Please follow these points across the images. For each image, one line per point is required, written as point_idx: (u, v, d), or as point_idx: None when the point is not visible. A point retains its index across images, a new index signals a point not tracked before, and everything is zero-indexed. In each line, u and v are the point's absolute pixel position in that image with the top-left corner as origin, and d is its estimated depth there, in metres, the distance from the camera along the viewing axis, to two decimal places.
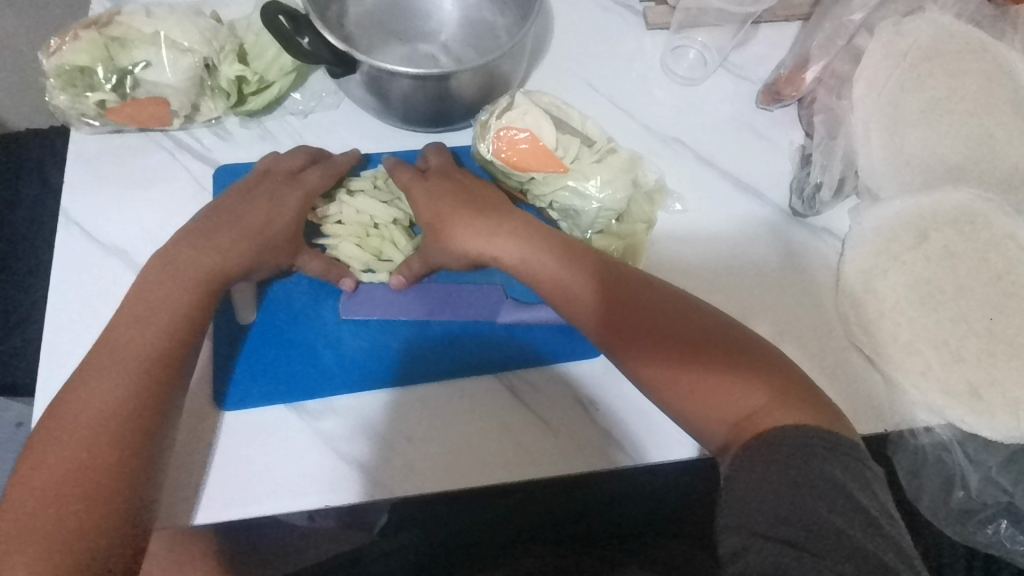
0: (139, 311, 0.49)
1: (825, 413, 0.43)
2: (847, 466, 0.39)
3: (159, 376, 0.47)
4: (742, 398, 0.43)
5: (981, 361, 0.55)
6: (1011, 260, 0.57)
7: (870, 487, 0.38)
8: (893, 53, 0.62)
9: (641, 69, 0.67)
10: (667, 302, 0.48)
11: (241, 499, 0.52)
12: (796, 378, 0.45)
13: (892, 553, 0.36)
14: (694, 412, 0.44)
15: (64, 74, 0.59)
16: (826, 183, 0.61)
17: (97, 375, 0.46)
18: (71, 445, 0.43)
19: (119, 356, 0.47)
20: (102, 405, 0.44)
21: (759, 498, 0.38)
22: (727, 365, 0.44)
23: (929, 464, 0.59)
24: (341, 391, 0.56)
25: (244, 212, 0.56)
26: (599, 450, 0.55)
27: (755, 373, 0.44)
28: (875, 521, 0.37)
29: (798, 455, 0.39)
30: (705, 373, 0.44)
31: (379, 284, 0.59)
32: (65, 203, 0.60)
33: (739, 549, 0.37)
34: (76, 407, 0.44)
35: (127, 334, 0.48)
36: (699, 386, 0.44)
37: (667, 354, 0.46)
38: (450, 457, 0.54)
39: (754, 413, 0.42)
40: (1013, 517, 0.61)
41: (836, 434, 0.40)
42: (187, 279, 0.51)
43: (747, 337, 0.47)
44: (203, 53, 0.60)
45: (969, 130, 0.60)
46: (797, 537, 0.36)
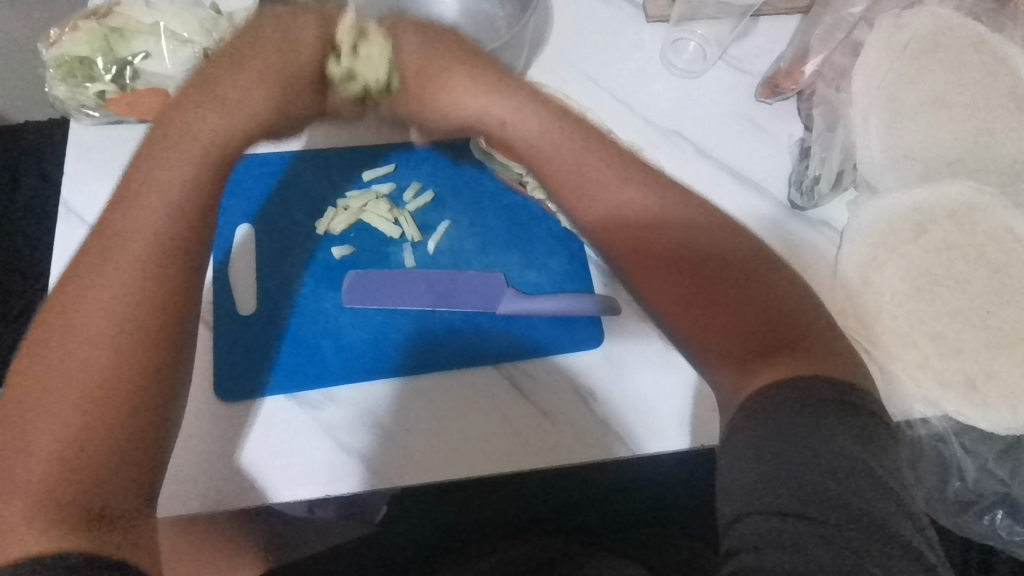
0: (126, 221, 0.43)
1: (848, 367, 0.42)
2: (855, 429, 0.38)
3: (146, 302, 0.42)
4: (760, 339, 0.44)
5: (979, 354, 0.55)
6: (1009, 252, 0.57)
7: (880, 448, 0.38)
8: (893, 45, 0.62)
9: (641, 61, 0.67)
10: (709, 242, 0.48)
11: (239, 490, 0.52)
12: (830, 338, 0.44)
13: (901, 515, 0.36)
14: (710, 346, 0.46)
15: (64, 65, 0.60)
16: (825, 175, 0.62)
17: (82, 302, 0.41)
18: (57, 388, 0.39)
19: (103, 280, 0.42)
20: (89, 341, 0.40)
21: (758, 466, 0.38)
22: (754, 308, 0.45)
23: (926, 456, 0.59)
24: (340, 382, 0.57)
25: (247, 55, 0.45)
26: (599, 441, 0.55)
27: (779, 324, 0.45)
28: (884, 486, 0.37)
29: (806, 417, 0.39)
30: (730, 313, 0.46)
31: (378, 274, 0.59)
32: (65, 194, 0.60)
33: (738, 516, 0.37)
34: (59, 341, 0.40)
35: (110, 255, 0.42)
36: (721, 323, 0.46)
37: (694, 287, 0.47)
38: (452, 443, 0.55)
39: (771, 353, 0.43)
40: (1009, 508, 0.62)
41: (848, 389, 0.40)
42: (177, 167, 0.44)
43: (790, 292, 0.47)
44: (202, 44, 0.60)
45: (967, 124, 0.60)
46: (798, 505, 0.36)
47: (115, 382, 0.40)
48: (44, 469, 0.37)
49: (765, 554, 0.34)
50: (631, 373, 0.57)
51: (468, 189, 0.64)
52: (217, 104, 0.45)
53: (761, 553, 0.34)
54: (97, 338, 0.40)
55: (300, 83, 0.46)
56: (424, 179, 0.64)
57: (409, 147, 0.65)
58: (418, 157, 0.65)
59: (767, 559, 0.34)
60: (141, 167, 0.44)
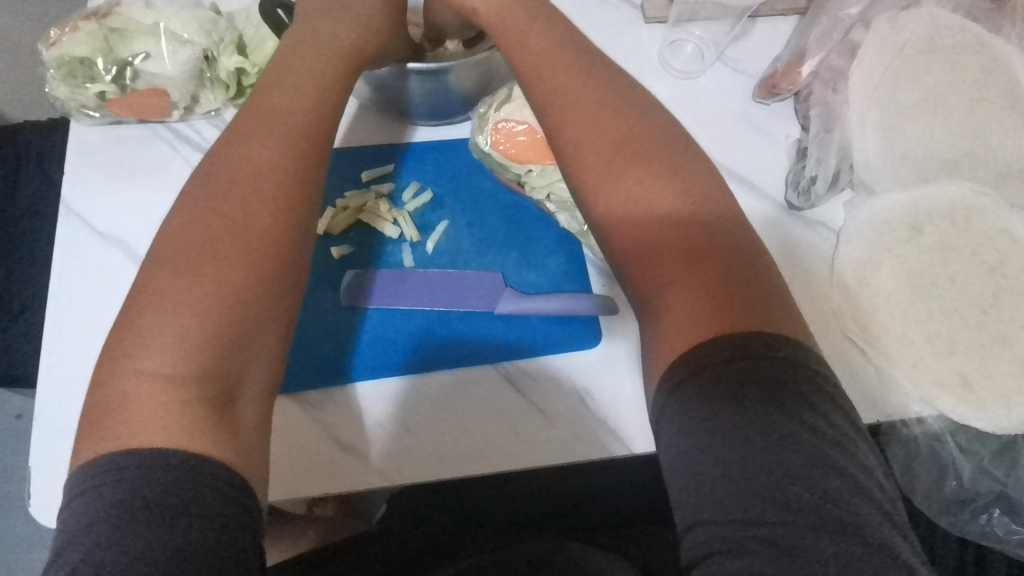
0: (250, 151, 0.46)
1: (746, 313, 0.40)
2: (804, 413, 0.36)
3: (261, 221, 0.44)
4: (665, 270, 0.43)
5: (974, 353, 0.56)
6: (1005, 252, 0.57)
7: (823, 421, 0.37)
8: (889, 47, 0.62)
9: (640, 62, 0.68)
10: (646, 177, 0.46)
11: None
12: (747, 283, 0.41)
13: (852, 494, 0.35)
14: (624, 268, 0.46)
15: (65, 66, 0.60)
16: (821, 176, 0.62)
17: (202, 217, 0.43)
18: (185, 292, 0.40)
19: (225, 202, 0.44)
20: (212, 251, 0.42)
21: (710, 463, 0.36)
22: (671, 240, 0.44)
23: (922, 456, 0.60)
24: (341, 382, 0.57)
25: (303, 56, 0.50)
26: (595, 439, 0.55)
27: (690, 257, 0.43)
28: (841, 471, 0.35)
29: (752, 403, 0.37)
30: (643, 240, 0.45)
31: (376, 274, 0.60)
32: (65, 193, 0.60)
33: (696, 520, 0.36)
34: (180, 254, 0.42)
35: (222, 183, 0.45)
36: (635, 249, 0.45)
37: (617, 215, 0.46)
38: (429, 444, 0.55)
39: (677, 287, 0.42)
40: (1005, 506, 0.62)
41: (790, 357, 0.38)
42: (291, 117, 0.48)
43: (717, 230, 0.44)
44: (202, 44, 0.61)
45: (964, 125, 0.60)
46: (753, 505, 0.35)
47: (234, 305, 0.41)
48: (177, 361, 0.39)
49: (726, 563, 0.34)
50: (628, 375, 0.57)
51: (467, 190, 0.64)
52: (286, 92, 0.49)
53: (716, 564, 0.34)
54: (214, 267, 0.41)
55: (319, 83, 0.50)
56: (423, 180, 0.64)
57: (410, 150, 0.65)
58: (417, 159, 0.65)
59: (725, 567, 0.34)
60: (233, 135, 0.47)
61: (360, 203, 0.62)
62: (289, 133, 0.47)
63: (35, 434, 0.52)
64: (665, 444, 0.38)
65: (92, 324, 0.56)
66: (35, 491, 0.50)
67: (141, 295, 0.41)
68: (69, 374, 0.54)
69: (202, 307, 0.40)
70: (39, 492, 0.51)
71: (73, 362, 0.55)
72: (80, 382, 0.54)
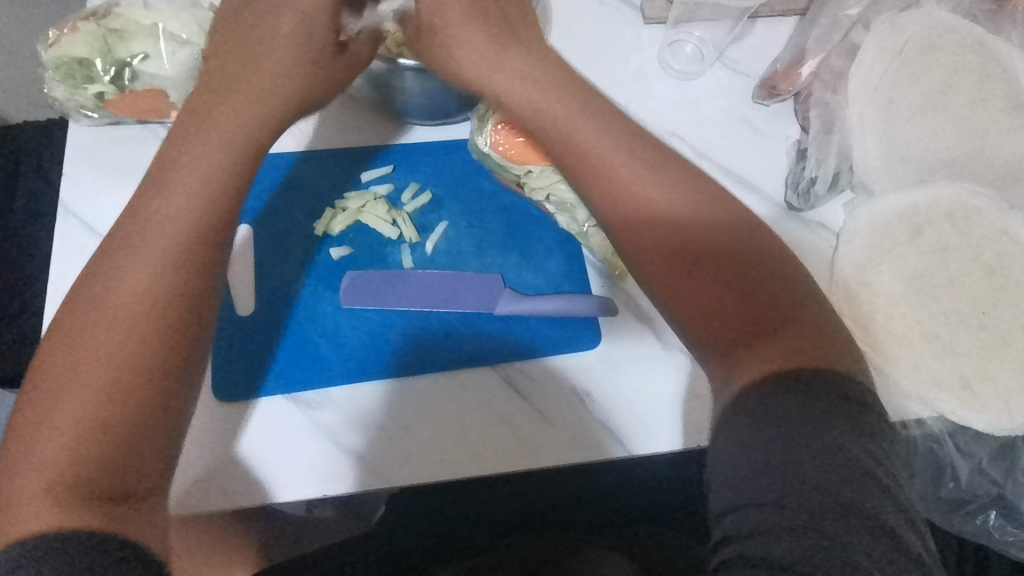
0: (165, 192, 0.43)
1: (831, 344, 0.40)
2: (864, 430, 0.37)
3: (167, 276, 0.41)
4: (740, 315, 0.42)
5: (973, 354, 0.56)
6: (1004, 255, 0.57)
7: (872, 439, 0.37)
8: (889, 49, 0.62)
9: (638, 63, 0.68)
10: (685, 207, 0.45)
11: (241, 488, 0.53)
12: (810, 308, 0.42)
13: (890, 510, 0.35)
14: (689, 320, 0.43)
15: (63, 66, 0.59)
16: (821, 177, 0.62)
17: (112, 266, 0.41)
18: (80, 356, 0.39)
19: (136, 252, 0.41)
20: (113, 310, 0.40)
21: (752, 460, 0.36)
22: (739, 280, 0.42)
23: (920, 456, 0.59)
24: (340, 383, 0.57)
25: (234, 84, 0.46)
26: (595, 441, 0.55)
27: (731, 280, 0.42)
28: (887, 489, 0.35)
29: (817, 413, 0.37)
30: (706, 286, 0.43)
31: (375, 274, 0.60)
32: (63, 194, 0.60)
33: (734, 505, 0.36)
34: (86, 311, 0.40)
35: (131, 231, 0.42)
36: (700, 297, 0.43)
37: (671, 261, 0.44)
38: (451, 444, 0.55)
39: (759, 337, 0.41)
40: (1003, 509, 0.62)
41: (835, 376, 0.38)
42: (216, 148, 0.44)
43: (764, 252, 0.44)
44: (201, 45, 0.61)
45: (962, 126, 0.60)
46: (800, 499, 0.35)
47: (128, 384, 0.38)
48: (63, 448, 0.37)
49: (755, 550, 0.34)
50: (629, 376, 0.57)
51: (466, 190, 0.64)
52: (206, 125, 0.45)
53: (745, 552, 0.34)
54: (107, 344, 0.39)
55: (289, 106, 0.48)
56: (422, 181, 0.64)
57: (409, 150, 0.65)
58: (416, 158, 0.65)
59: (754, 553, 0.34)
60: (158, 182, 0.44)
61: (358, 203, 0.62)
62: (212, 165, 0.44)
63: None
64: (714, 445, 0.39)
65: None
66: None
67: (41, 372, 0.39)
68: None
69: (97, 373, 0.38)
70: None
71: None
72: None
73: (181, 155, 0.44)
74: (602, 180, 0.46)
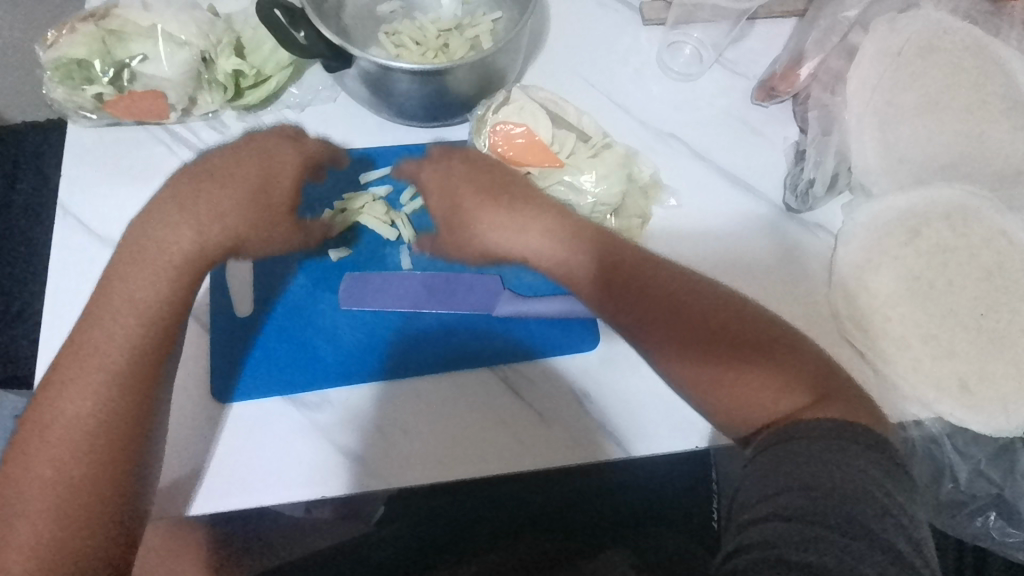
0: (134, 290, 0.46)
1: (864, 410, 0.44)
2: (874, 462, 0.39)
3: (132, 371, 0.44)
4: (782, 401, 0.45)
5: (972, 355, 0.56)
6: (1002, 256, 0.57)
7: (894, 482, 0.39)
8: (887, 50, 0.62)
9: (637, 64, 0.68)
10: (676, 284, 0.50)
11: (239, 489, 0.53)
12: (839, 382, 0.46)
13: (904, 541, 0.36)
14: (724, 410, 0.46)
15: (62, 67, 0.60)
16: (819, 179, 0.62)
17: (91, 346, 0.44)
18: (56, 435, 0.42)
19: (110, 343, 0.44)
20: (86, 396, 0.43)
21: (779, 480, 0.38)
22: (778, 368, 0.46)
23: (917, 456, 0.59)
24: (338, 383, 0.57)
25: (229, 166, 0.50)
26: (594, 442, 0.56)
27: (731, 348, 0.47)
28: (896, 517, 0.37)
29: (828, 447, 0.39)
30: (749, 375, 0.46)
31: (374, 274, 0.60)
32: (63, 195, 0.60)
33: (751, 522, 0.37)
34: (63, 392, 0.43)
35: (102, 319, 0.45)
36: (743, 385, 0.46)
37: (711, 356, 0.47)
38: (457, 448, 0.55)
39: (770, 402, 0.45)
40: (1003, 511, 0.62)
41: (855, 426, 0.41)
42: (191, 227, 0.48)
43: (791, 338, 0.48)
44: (199, 46, 0.61)
45: (960, 128, 0.60)
46: (809, 513, 0.36)
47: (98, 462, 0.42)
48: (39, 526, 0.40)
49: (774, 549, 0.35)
50: (629, 377, 0.58)
51: None
52: (209, 190, 0.49)
53: (763, 551, 0.35)
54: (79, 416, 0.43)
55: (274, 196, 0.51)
56: None
57: (406, 150, 0.64)
58: (415, 158, 0.65)
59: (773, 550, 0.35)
60: (131, 256, 0.47)
61: (352, 204, 0.61)
62: (166, 275, 0.47)
63: None
64: (746, 476, 0.40)
65: None
66: None
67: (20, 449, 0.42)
68: None
69: (67, 462, 0.42)
70: None
71: None
72: None
73: (130, 265, 0.47)
74: (637, 282, 0.50)
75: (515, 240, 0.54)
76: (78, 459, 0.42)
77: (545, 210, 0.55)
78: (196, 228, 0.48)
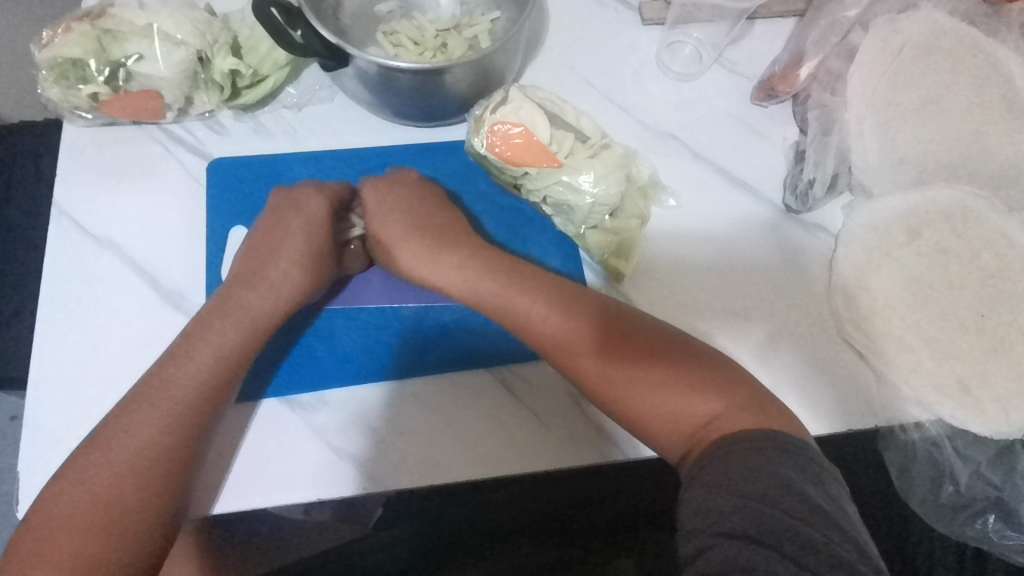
0: (197, 333, 0.51)
1: (779, 414, 0.45)
2: (803, 468, 0.39)
3: (196, 410, 0.48)
4: (696, 410, 0.45)
5: (973, 358, 0.55)
6: (1003, 257, 0.57)
7: (826, 488, 0.39)
8: (887, 50, 0.62)
9: (636, 65, 0.67)
10: (607, 316, 0.51)
11: (236, 492, 0.52)
12: (747, 382, 0.47)
13: (851, 547, 0.36)
14: (653, 436, 0.47)
15: (57, 67, 0.59)
16: (819, 180, 0.61)
17: (167, 382, 0.49)
18: (116, 459, 0.45)
19: (166, 379, 0.49)
20: (148, 423, 0.47)
21: (722, 502, 0.38)
22: (689, 374, 0.47)
23: (919, 459, 0.60)
24: (335, 385, 0.56)
25: (285, 239, 0.57)
26: (592, 444, 0.55)
27: (651, 368, 0.47)
28: (831, 518, 0.37)
29: (752, 460, 0.39)
30: (662, 387, 0.47)
31: (371, 276, 0.60)
32: (57, 195, 0.60)
33: (700, 551, 0.37)
34: (122, 417, 0.47)
35: (187, 354, 0.50)
36: (657, 397, 0.46)
37: (624, 373, 0.48)
38: (442, 452, 0.54)
39: (698, 428, 0.45)
40: (1001, 513, 0.61)
41: (785, 441, 0.41)
42: (259, 291, 0.54)
43: (697, 348, 0.49)
44: (196, 46, 0.59)
45: (961, 129, 0.60)
46: (757, 534, 0.36)
47: (141, 486, 0.44)
48: (75, 540, 0.42)
49: None
50: None
51: (464, 190, 0.64)
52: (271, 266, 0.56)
53: None
54: (130, 445, 0.45)
55: (324, 257, 0.57)
56: None
57: (404, 150, 0.64)
58: (414, 156, 0.64)
59: None
60: (219, 313, 0.53)
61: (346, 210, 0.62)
62: (242, 328, 0.52)
63: (25, 439, 0.52)
64: (690, 496, 0.40)
65: (85, 328, 0.56)
66: (23, 496, 0.51)
67: (77, 471, 0.45)
68: (61, 379, 0.54)
69: (116, 482, 0.44)
70: (27, 497, 0.51)
71: (65, 366, 0.55)
72: (72, 387, 0.54)
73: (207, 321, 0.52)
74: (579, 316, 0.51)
75: (443, 286, 0.56)
76: (129, 479, 0.44)
77: (469, 245, 0.57)
78: (267, 287, 0.55)
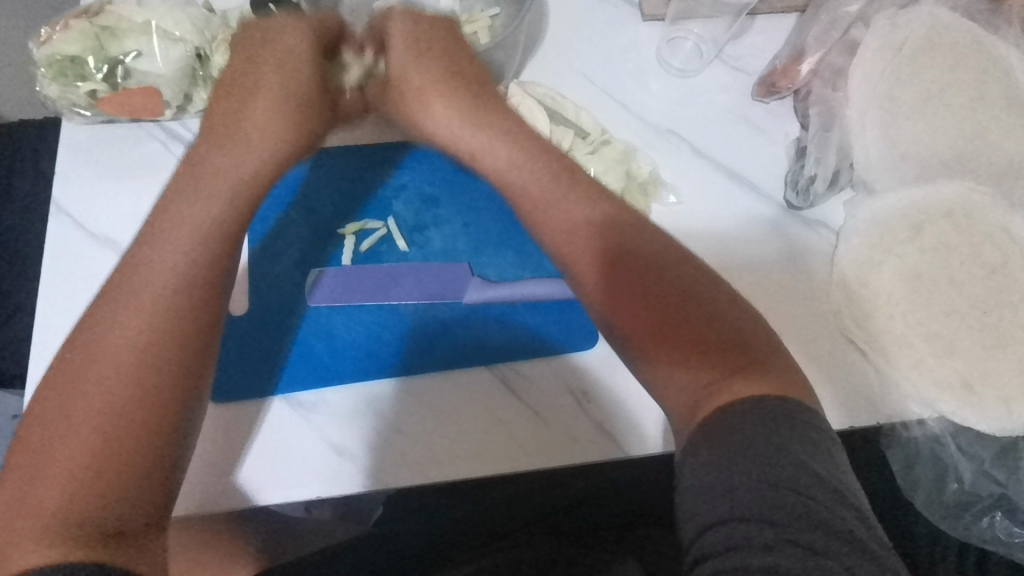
0: (168, 237, 0.47)
1: (793, 382, 0.43)
2: (808, 437, 0.39)
3: (183, 319, 0.45)
4: (708, 364, 0.43)
5: (975, 354, 0.55)
6: (1006, 253, 0.57)
7: (829, 455, 0.39)
8: (889, 45, 0.61)
9: (637, 61, 0.67)
10: (649, 241, 0.49)
11: (233, 491, 0.52)
12: (759, 335, 0.45)
13: (853, 517, 0.37)
14: (666, 378, 0.44)
15: (54, 64, 0.58)
16: (820, 175, 0.61)
17: (138, 289, 0.45)
18: (100, 382, 0.42)
19: (140, 289, 0.45)
20: (129, 337, 0.43)
21: (728, 480, 0.37)
22: (709, 325, 0.44)
23: (922, 457, 0.60)
24: (334, 383, 0.56)
25: (269, 95, 0.56)
26: (589, 443, 0.55)
27: (675, 312, 0.45)
28: (834, 488, 0.37)
29: (759, 428, 0.39)
30: (688, 335, 0.44)
31: (368, 270, 0.60)
32: (55, 194, 0.59)
33: (706, 528, 0.37)
34: (98, 343, 0.43)
35: (158, 260, 0.46)
36: (679, 347, 0.44)
37: (657, 315, 0.45)
38: (442, 448, 0.54)
39: (713, 378, 0.42)
40: (1006, 509, 0.61)
41: (795, 407, 0.40)
42: (240, 155, 0.53)
43: (728, 294, 0.47)
44: (194, 42, 0.60)
45: (963, 125, 0.60)
46: (765, 513, 0.36)
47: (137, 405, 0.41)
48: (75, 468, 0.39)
49: (741, 561, 0.35)
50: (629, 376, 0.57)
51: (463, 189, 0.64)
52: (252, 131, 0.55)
53: (726, 564, 0.35)
54: (115, 366, 0.42)
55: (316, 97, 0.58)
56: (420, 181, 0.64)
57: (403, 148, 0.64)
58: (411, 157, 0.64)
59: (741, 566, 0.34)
60: (184, 206, 0.49)
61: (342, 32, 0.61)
62: (217, 199, 0.50)
63: None
64: (691, 468, 0.39)
65: None
66: None
67: (60, 402, 0.41)
68: None
69: (109, 403, 0.41)
70: None
71: None
72: None
73: (176, 221, 0.48)
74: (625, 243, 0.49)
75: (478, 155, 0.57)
76: (122, 398, 0.41)
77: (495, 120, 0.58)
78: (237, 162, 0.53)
